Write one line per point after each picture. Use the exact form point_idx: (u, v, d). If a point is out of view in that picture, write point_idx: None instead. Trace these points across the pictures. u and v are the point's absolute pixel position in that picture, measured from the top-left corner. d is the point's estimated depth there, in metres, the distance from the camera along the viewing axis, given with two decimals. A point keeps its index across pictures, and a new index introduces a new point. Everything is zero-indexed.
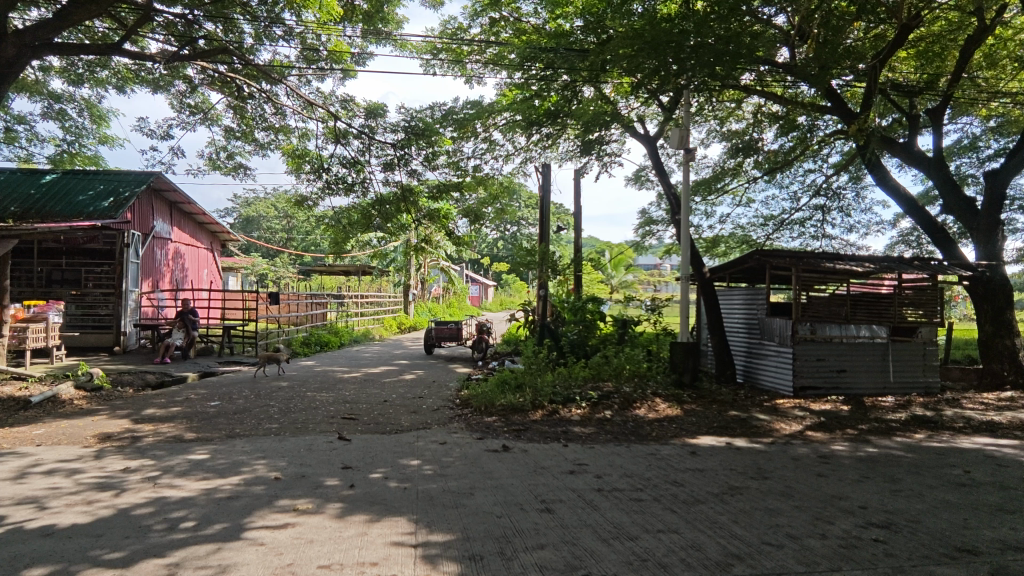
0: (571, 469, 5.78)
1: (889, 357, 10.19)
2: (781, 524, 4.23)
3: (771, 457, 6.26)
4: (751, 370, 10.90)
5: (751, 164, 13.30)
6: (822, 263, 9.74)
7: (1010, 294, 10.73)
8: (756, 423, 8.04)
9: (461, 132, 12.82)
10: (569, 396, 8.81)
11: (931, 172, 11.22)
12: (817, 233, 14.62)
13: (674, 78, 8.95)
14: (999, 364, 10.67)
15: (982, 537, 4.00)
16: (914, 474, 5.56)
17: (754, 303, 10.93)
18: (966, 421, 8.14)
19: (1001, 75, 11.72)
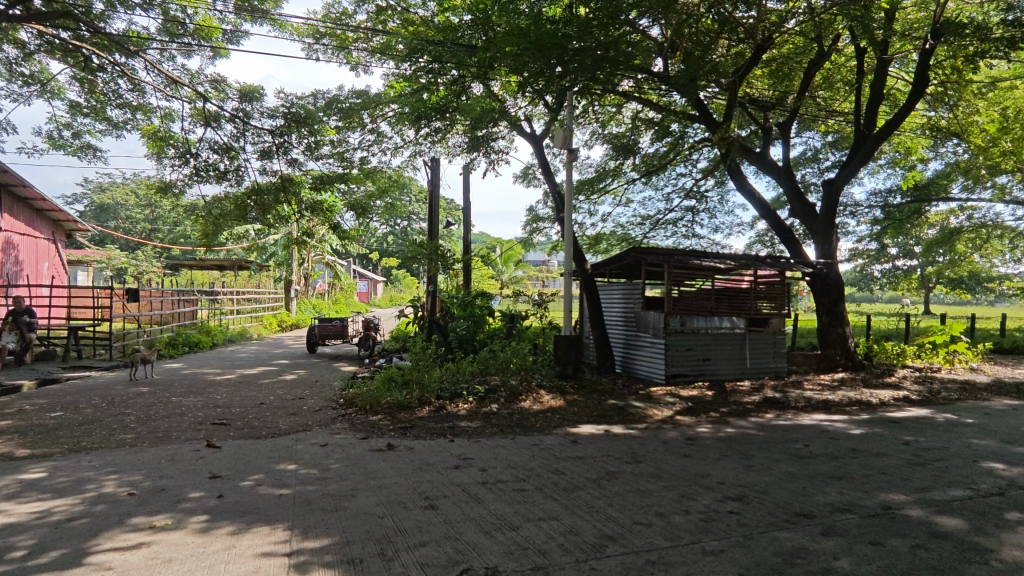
0: (456, 464, 5.79)
1: (746, 345, 11.30)
2: (652, 503, 4.53)
3: (645, 442, 6.68)
4: (629, 360, 11.57)
5: (629, 166, 14.07)
6: (691, 261, 10.48)
7: (843, 289, 12.27)
8: (632, 410, 8.55)
9: (347, 122, 12.35)
10: (456, 391, 8.86)
11: (781, 179, 12.54)
12: (687, 233, 15.80)
13: (558, 79, 9.31)
14: (833, 349, 12.20)
15: (817, 502, 4.55)
16: (764, 450, 6.22)
17: (631, 298, 11.58)
18: (807, 401, 9.23)
19: (836, 95, 13.34)
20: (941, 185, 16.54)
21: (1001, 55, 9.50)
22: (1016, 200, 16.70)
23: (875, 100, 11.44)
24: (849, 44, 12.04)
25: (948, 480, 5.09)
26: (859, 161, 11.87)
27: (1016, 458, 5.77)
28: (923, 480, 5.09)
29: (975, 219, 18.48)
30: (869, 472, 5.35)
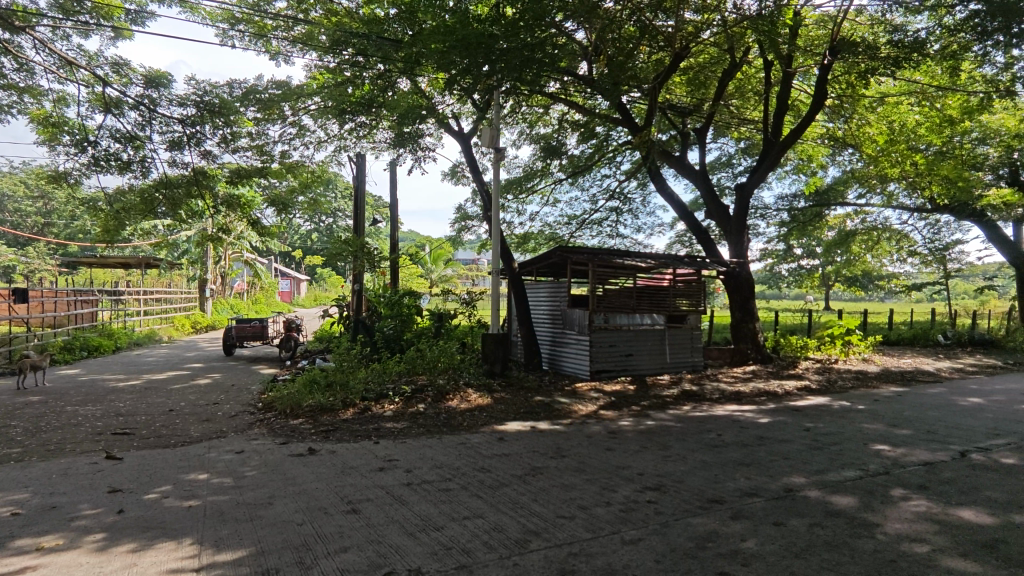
0: (380, 466, 5.68)
1: (665, 341, 11.81)
2: (575, 497, 4.64)
3: (569, 437, 6.82)
4: (555, 357, 11.78)
5: (556, 166, 14.31)
6: (614, 260, 10.82)
7: (753, 286, 13.05)
8: (557, 406, 8.71)
9: (266, 114, 11.81)
10: (382, 392, 8.72)
11: (697, 182, 13.17)
12: (612, 233, 16.27)
13: (485, 78, 9.27)
14: (745, 343, 12.96)
15: (728, 488, 4.82)
16: (681, 441, 6.52)
17: (558, 295, 11.79)
18: (720, 393, 9.76)
19: (747, 104, 14.17)
20: (839, 191, 17.94)
21: (888, 72, 10.43)
22: (901, 205, 18.40)
23: (782, 110, 12.24)
24: (758, 56, 12.82)
25: (842, 462, 5.53)
26: (768, 166, 12.66)
27: (900, 440, 6.35)
28: (821, 462, 5.51)
29: (868, 222, 20.16)
30: (774, 457, 5.73)
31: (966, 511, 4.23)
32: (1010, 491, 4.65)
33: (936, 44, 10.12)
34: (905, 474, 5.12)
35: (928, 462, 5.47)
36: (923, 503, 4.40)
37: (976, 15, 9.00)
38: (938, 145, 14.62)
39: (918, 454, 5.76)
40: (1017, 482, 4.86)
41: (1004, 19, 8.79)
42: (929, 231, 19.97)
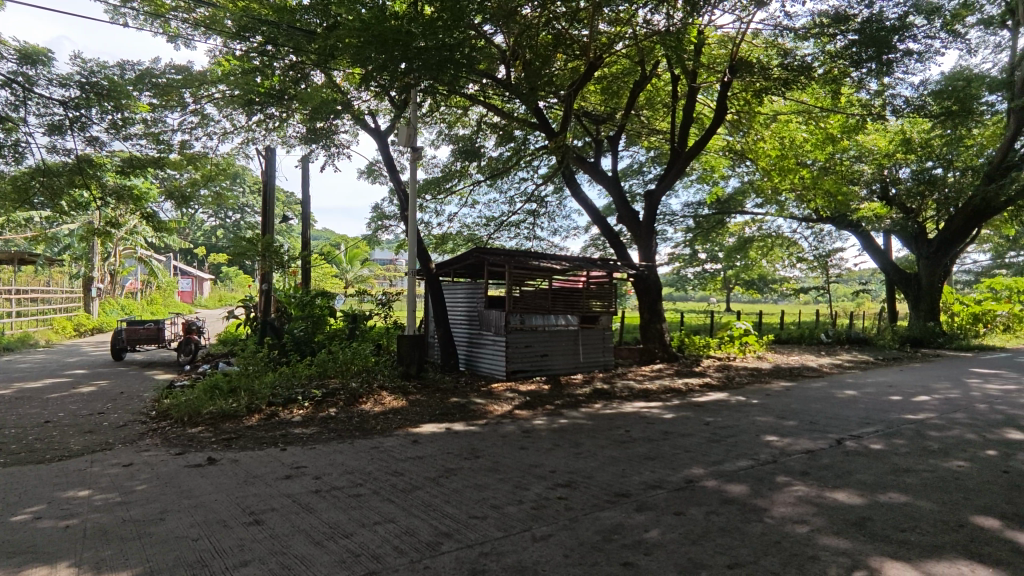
0: (287, 474, 5.44)
1: (578, 341, 12.10)
2: (487, 497, 4.67)
3: (483, 437, 6.85)
4: (472, 358, 11.80)
5: (474, 168, 14.35)
6: (529, 262, 11.00)
7: (661, 289, 13.71)
8: (473, 406, 8.73)
9: (163, 100, 10.99)
10: (290, 396, 8.35)
11: (610, 188, 13.67)
12: (529, 235, 16.50)
13: (402, 76, 9.13)
14: (653, 343, 13.58)
15: (634, 481, 5.04)
16: (591, 438, 6.73)
17: (474, 297, 11.83)
18: (630, 391, 10.17)
19: (656, 115, 14.91)
20: (738, 200, 19.23)
21: (779, 92, 11.34)
22: (791, 215, 20.04)
23: (687, 122, 12.94)
24: (666, 71, 13.53)
25: (736, 453, 5.93)
26: (674, 175, 13.35)
27: (787, 430, 6.91)
28: (718, 454, 5.89)
29: (764, 230, 21.79)
30: (676, 451, 6.05)
31: (840, 492, 4.68)
32: (876, 473, 5.19)
33: (821, 68, 11.07)
34: (790, 462, 5.58)
35: (810, 450, 5.99)
36: (804, 487, 4.83)
37: (854, 44, 10.02)
38: (822, 161, 16.05)
39: (801, 443, 6.29)
40: (882, 465, 5.44)
41: (876, 50, 9.88)
42: (814, 239, 21.87)
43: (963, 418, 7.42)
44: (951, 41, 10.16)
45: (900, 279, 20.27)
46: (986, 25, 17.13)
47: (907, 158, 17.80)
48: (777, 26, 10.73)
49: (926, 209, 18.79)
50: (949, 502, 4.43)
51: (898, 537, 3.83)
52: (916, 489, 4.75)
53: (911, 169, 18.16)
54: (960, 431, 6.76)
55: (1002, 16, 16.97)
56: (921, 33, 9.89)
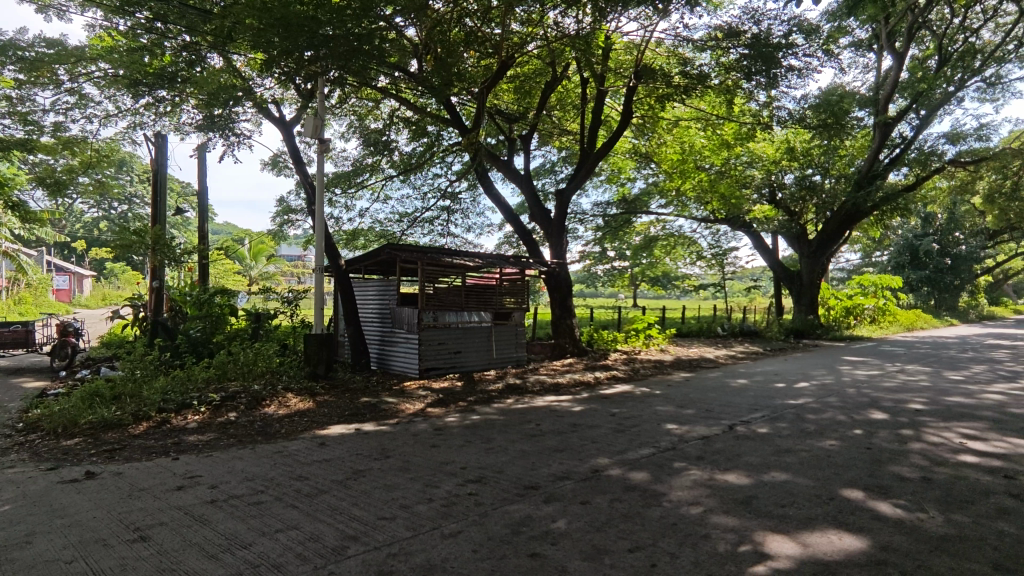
0: (179, 484, 5.08)
1: (492, 338, 12.14)
2: (397, 497, 4.61)
3: (394, 436, 6.74)
4: (384, 356, 11.55)
5: (386, 163, 14.05)
6: (441, 259, 11.08)
7: (571, 286, 14.10)
8: (384, 406, 8.56)
9: (32, 76, 9.86)
10: (184, 401, 7.80)
11: (522, 186, 13.85)
12: (443, 232, 16.39)
13: (308, 63, 8.89)
14: (565, 339, 13.91)
15: (544, 473, 5.16)
16: (503, 433, 6.81)
17: (386, 295, 11.58)
18: (541, 385, 10.38)
19: (567, 116, 15.28)
20: (644, 201, 20.17)
21: (681, 98, 12.01)
22: (691, 216, 21.28)
23: (596, 124, 13.36)
24: (576, 73, 13.91)
25: (639, 442, 6.22)
26: (584, 175, 13.71)
27: (685, 418, 7.35)
28: (622, 443, 6.15)
29: (667, 229, 22.99)
30: (584, 442, 6.26)
31: (730, 474, 5.05)
32: (762, 454, 5.65)
33: (717, 78, 11.79)
34: (687, 448, 5.94)
35: (705, 436, 6.40)
36: (699, 471, 5.16)
37: (744, 58, 10.84)
38: (718, 165, 17.17)
39: (698, 430, 6.71)
40: (767, 447, 5.92)
41: (764, 64, 10.71)
42: (712, 238, 23.37)
43: (835, 402, 8.23)
44: (825, 60, 11.19)
45: (786, 276, 22.09)
46: (856, 48, 19.01)
47: (791, 165, 19.42)
48: (678, 36, 11.33)
49: (806, 212, 20.60)
50: (822, 478, 4.90)
51: (779, 512, 4.19)
52: (795, 467, 5.22)
53: (795, 175, 19.86)
54: (833, 413, 7.49)
55: (869, 40, 18.91)
56: (802, 51, 10.82)
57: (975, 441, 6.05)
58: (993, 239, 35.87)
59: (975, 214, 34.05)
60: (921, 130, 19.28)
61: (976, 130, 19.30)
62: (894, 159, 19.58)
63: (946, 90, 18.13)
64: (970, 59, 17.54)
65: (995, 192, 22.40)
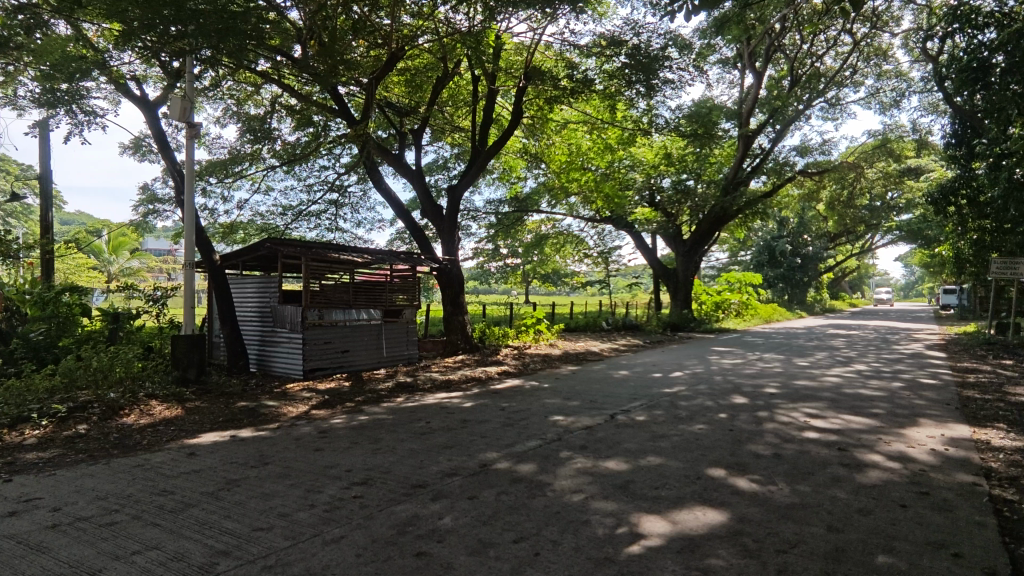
0: (12, 510, 4.43)
1: (382, 335, 11.84)
2: (275, 505, 4.36)
3: (274, 442, 6.36)
4: (264, 358, 10.88)
5: (268, 152, 13.22)
6: (328, 254, 10.62)
7: (463, 282, 14.10)
8: (265, 410, 8.06)
9: None
10: (21, 415, 6.85)
11: (413, 182, 13.64)
12: (331, 226, 15.72)
13: (173, 40, 8.18)
14: (456, 335, 13.89)
15: (432, 471, 5.13)
16: (391, 432, 6.69)
17: (267, 292, 10.91)
18: (432, 382, 10.31)
19: (459, 112, 15.27)
20: (534, 200, 20.68)
21: (568, 100, 12.42)
22: (579, 215, 22.13)
23: (488, 122, 13.46)
24: (467, 70, 13.95)
25: (526, 434, 6.38)
26: (475, 172, 13.75)
27: (571, 410, 7.64)
28: (510, 437, 6.27)
29: (557, 228, 23.70)
30: (473, 438, 6.30)
31: (610, 461, 5.32)
32: (639, 441, 6.01)
33: (601, 83, 12.28)
34: (572, 438, 6.18)
35: (589, 426, 6.70)
36: (582, 460, 5.38)
37: (626, 67, 11.50)
38: (602, 167, 18.03)
39: (583, 420, 7.00)
40: (645, 433, 6.33)
41: (644, 75, 11.44)
42: (598, 237, 24.46)
43: (704, 389, 8.96)
44: (696, 74, 12.11)
45: (664, 274, 23.62)
46: (724, 65, 20.76)
47: (667, 170, 20.83)
48: (566, 41, 11.70)
49: (681, 214, 22.20)
50: (691, 460, 5.32)
51: (653, 494, 4.49)
52: (668, 451, 5.62)
53: (671, 179, 21.33)
54: (702, 399, 8.15)
55: (734, 58, 20.74)
56: (676, 65, 11.62)
57: (817, 419, 6.86)
58: (833, 240, 40.85)
59: (820, 220, 38.57)
60: (777, 143, 21.46)
61: (821, 146, 21.84)
62: (755, 168, 21.65)
63: (797, 108, 20.34)
64: (816, 82, 19.83)
65: (835, 200, 25.53)
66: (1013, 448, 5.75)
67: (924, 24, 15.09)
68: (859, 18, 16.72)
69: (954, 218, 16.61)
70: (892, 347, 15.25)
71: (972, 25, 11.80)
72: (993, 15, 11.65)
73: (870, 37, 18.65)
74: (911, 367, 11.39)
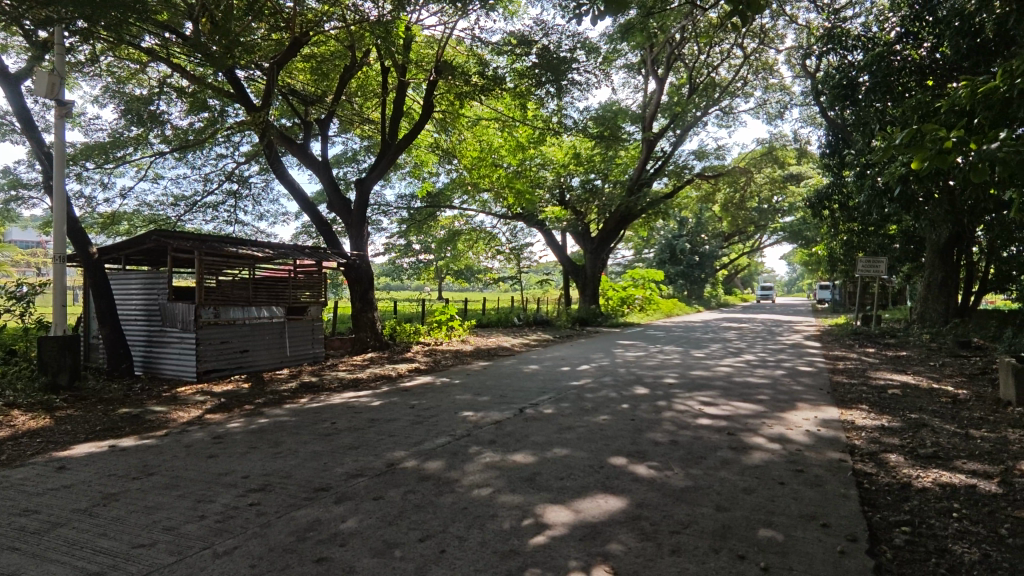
0: None
1: (285, 333, 11.28)
2: (160, 519, 4.04)
3: (161, 450, 5.89)
4: (152, 360, 10.06)
5: (156, 136, 12.19)
6: (224, 248, 9.97)
7: (372, 278, 13.72)
8: (150, 417, 7.43)
9: None
10: None
11: (319, 174, 13.09)
12: (229, 219, 14.76)
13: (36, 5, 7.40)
14: (365, 333, 13.51)
15: (336, 473, 4.96)
16: (293, 435, 6.40)
17: (154, 288, 10.05)
18: (339, 382, 9.99)
19: (369, 104, 14.87)
20: (446, 195, 20.57)
21: (479, 98, 12.41)
22: (491, 212, 22.25)
23: (398, 115, 13.19)
24: (376, 61, 13.59)
25: (435, 431, 6.33)
26: (385, 166, 13.42)
27: (480, 405, 7.67)
28: (419, 435, 6.19)
29: (471, 224, 23.68)
30: (380, 437, 6.17)
31: (517, 454, 5.41)
32: (546, 433, 6.14)
33: (511, 82, 12.39)
34: (481, 433, 6.20)
35: (498, 421, 6.76)
36: (490, 454, 5.42)
37: (536, 66, 11.69)
38: (514, 165, 18.24)
39: (492, 415, 7.04)
40: (552, 426, 6.48)
41: (553, 75, 11.70)
42: (510, 234, 24.71)
43: (609, 381, 9.33)
44: (602, 78, 12.52)
45: (573, 270, 24.25)
46: (629, 70, 21.64)
47: (576, 169, 21.44)
48: (476, 37, 11.69)
49: (590, 213, 22.95)
50: (594, 450, 5.51)
51: (558, 485, 4.60)
52: (573, 442, 5.79)
53: (579, 179, 22.00)
54: (606, 391, 8.47)
55: (638, 64, 21.67)
56: (584, 68, 11.97)
57: (710, 406, 7.35)
58: (726, 240, 43.83)
59: (715, 221, 41.30)
60: (677, 147, 22.67)
61: (716, 151, 23.33)
62: (657, 170, 22.73)
63: (695, 114, 21.60)
64: (711, 90, 21.15)
65: (729, 202, 27.39)
66: (873, 426, 6.45)
67: (805, 43, 16.50)
68: (749, 34, 18.00)
69: (829, 220, 18.36)
70: (777, 339, 16.63)
71: (843, 46, 13.09)
72: (860, 39, 12.97)
73: (758, 53, 20.15)
74: (791, 356, 12.48)
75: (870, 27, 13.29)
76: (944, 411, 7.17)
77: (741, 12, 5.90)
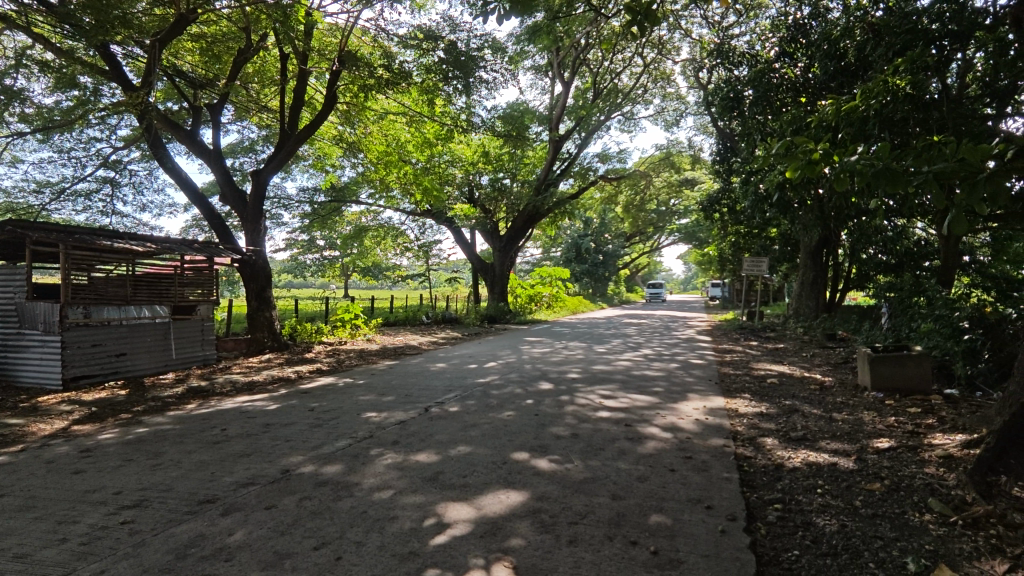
0: None
1: (170, 335, 10.40)
2: (11, 546, 3.59)
3: (15, 468, 5.24)
4: (7, 367, 8.94)
5: (13, 114, 10.79)
6: (95, 241, 9.02)
7: (269, 275, 13.00)
8: (4, 430, 6.58)
9: None
10: None
11: (211, 163, 12.20)
12: (105, 209, 13.40)
13: None
14: (262, 333, 12.76)
15: (224, 483, 4.65)
16: (177, 444, 5.92)
17: (9, 286, 8.92)
18: (232, 385, 9.37)
19: (267, 91, 14.06)
20: (352, 190, 19.95)
21: (383, 91, 12.04)
22: (399, 207, 21.83)
23: (298, 105, 12.56)
24: (275, 46, 12.88)
25: (336, 434, 6.11)
26: (284, 157, 12.71)
27: (384, 406, 7.50)
28: (318, 438, 5.95)
29: (378, 220, 23.06)
30: (275, 442, 5.86)
31: (421, 454, 5.33)
32: (451, 432, 6.12)
33: (418, 77, 12.18)
34: (384, 434, 6.07)
35: (402, 420, 6.64)
36: (392, 455, 5.31)
37: (443, 62, 11.65)
38: (422, 161, 18.02)
39: (396, 416, 6.91)
40: (458, 424, 6.46)
41: (461, 72, 11.71)
42: (418, 231, 24.37)
43: (514, 377, 9.45)
44: (508, 77, 12.65)
45: (482, 268, 24.34)
46: (537, 71, 22.04)
47: (485, 167, 21.55)
48: (381, 27, 11.38)
49: (499, 211, 23.17)
50: (497, 446, 5.55)
51: (460, 483, 4.59)
52: (478, 439, 5.80)
53: (488, 177, 22.16)
54: (512, 387, 8.58)
55: (546, 66, 22.09)
56: (490, 66, 12.03)
57: (609, 400, 7.65)
58: (629, 240, 45.75)
59: (618, 222, 43.13)
60: (582, 149, 23.38)
61: (618, 155, 24.30)
62: (564, 171, 23.33)
63: (599, 118, 22.41)
64: (614, 96, 22.05)
65: (631, 204, 28.67)
66: (753, 413, 7.00)
67: (697, 56, 17.62)
68: (649, 44, 18.93)
69: (719, 223, 19.72)
70: (672, 334, 17.64)
71: (730, 61, 14.10)
72: (744, 56, 14.02)
73: (657, 62, 21.25)
74: (685, 350, 13.28)
75: (753, 45, 14.42)
76: (813, 397, 7.94)
77: (640, 21, 6.03)
